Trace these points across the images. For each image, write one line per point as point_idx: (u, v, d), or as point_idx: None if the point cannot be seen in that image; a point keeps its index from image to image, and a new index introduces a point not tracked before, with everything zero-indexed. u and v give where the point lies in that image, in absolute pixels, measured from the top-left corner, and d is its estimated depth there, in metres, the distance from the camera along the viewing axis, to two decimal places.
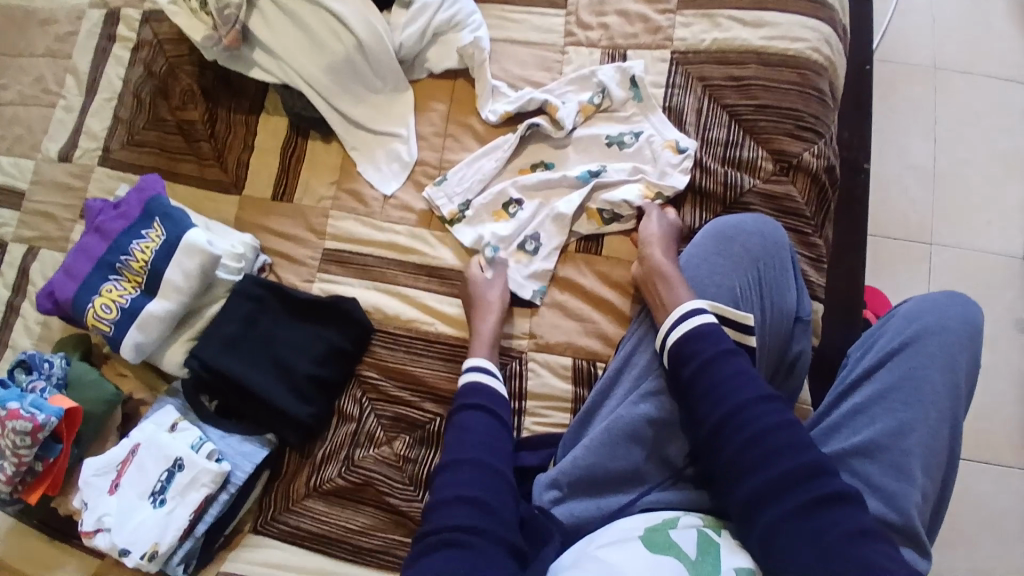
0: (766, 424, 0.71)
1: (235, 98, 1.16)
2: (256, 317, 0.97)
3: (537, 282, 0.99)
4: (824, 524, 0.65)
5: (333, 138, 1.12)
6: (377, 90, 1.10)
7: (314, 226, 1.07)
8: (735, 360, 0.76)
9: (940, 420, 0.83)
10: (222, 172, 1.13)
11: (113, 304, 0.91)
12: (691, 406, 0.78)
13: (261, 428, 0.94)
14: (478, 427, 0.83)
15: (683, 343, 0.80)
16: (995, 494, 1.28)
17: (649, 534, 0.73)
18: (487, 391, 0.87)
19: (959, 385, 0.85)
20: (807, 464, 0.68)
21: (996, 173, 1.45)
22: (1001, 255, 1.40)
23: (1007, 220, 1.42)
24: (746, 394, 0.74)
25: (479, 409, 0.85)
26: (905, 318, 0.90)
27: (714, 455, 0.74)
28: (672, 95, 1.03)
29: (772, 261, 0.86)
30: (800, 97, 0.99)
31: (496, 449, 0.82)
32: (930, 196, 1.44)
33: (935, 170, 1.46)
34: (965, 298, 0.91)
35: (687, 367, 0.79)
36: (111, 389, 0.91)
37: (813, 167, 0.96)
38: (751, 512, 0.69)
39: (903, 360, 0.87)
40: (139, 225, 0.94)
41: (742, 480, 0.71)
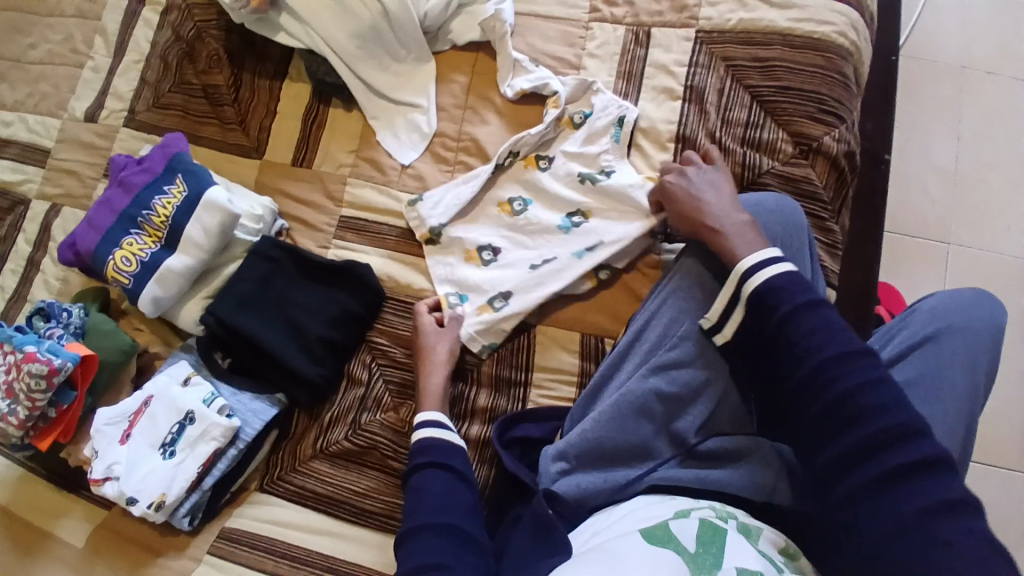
0: (857, 378, 0.68)
1: (259, 63, 1.17)
2: (270, 279, 0.98)
3: (486, 335, 0.97)
4: (904, 495, 0.63)
5: (353, 106, 1.13)
6: (401, 59, 1.11)
7: (331, 193, 1.08)
8: (823, 313, 0.73)
9: (957, 419, 0.82)
10: (242, 136, 1.14)
11: (132, 257, 0.92)
12: (774, 360, 0.75)
13: (271, 387, 0.95)
14: (435, 486, 0.81)
15: (762, 295, 0.76)
16: (1002, 498, 1.26)
17: (648, 528, 0.69)
18: (440, 445, 0.85)
19: (978, 386, 0.84)
20: (892, 429, 0.65)
21: (1020, 176, 1.42)
22: (1022, 259, 1.38)
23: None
24: (828, 350, 0.71)
25: (433, 466, 0.83)
26: (930, 313, 0.88)
27: (801, 408, 0.71)
28: (695, 74, 1.02)
29: (791, 240, 0.85)
30: (824, 80, 0.98)
31: (456, 505, 0.79)
32: (951, 197, 1.42)
33: (957, 170, 1.43)
34: (992, 299, 0.89)
35: (769, 319, 0.75)
36: (127, 341, 0.93)
37: (833, 151, 0.95)
38: (832, 473, 0.67)
39: (925, 356, 0.85)
40: (162, 181, 0.96)
41: (824, 441, 0.68)
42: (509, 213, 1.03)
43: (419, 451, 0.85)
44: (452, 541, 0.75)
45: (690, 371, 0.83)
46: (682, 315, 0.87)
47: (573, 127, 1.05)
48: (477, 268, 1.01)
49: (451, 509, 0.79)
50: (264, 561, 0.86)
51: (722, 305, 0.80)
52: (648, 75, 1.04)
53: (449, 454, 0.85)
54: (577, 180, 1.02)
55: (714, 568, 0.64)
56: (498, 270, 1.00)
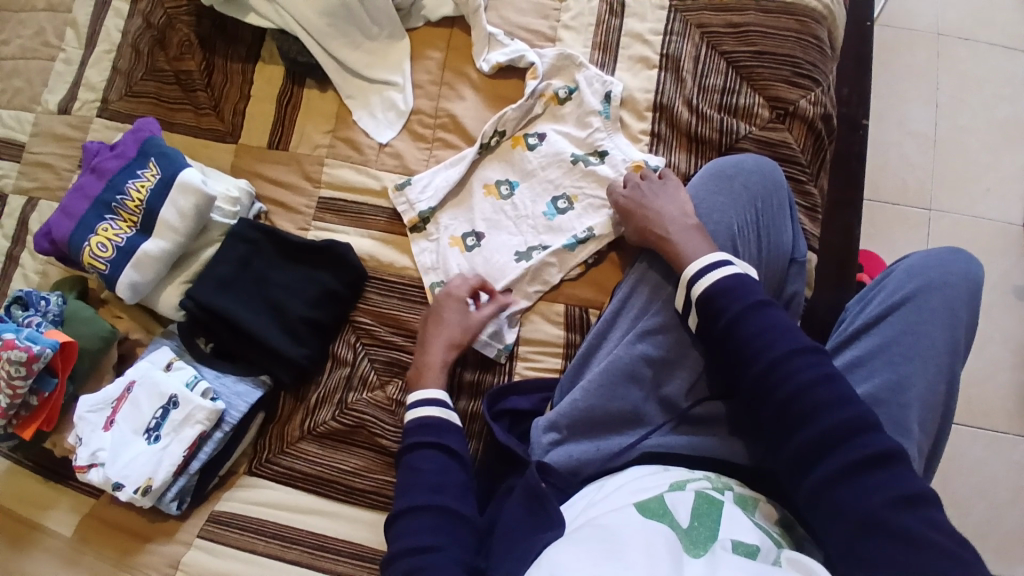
0: (803, 376, 0.70)
1: (231, 47, 1.16)
2: (249, 260, 0.97)
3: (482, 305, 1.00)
4: (865, 487, 0.65)
5: (328, 86, 1.12)
6: (374, 36, 1.09)
7: (309, 174, 1.07)
8: (768, 313, 0.75)
9: (938, 376, 0.82)
10: (217, 121, 1.13)
11: (109, 243, 0.91)
12: (728, 358, 0.76)
13: (255, 368, 0.94)
14: (429, 464, 0.80)
15: (710, 298, 0.78)
16: (986, 458, 1.29)
17: (642, 502, 0.70)
18: (439, 425, 0.84)
19: (959, 341, 0.83)
20: (846, 421, 0.67)
21: (996, 141, 1.43)
22: (998, 222, 1.39)
23: (1006, 188, 1.41)
24: (778, 348, 0.72)
25: (427, 447, 0.82)
26: (906, 273, 0.88)
27: (758, 401, 0.73)
28: (670, 42, 1.01)
29: (771, 201, 0.86)
30: (798, 44, 0.97)
31: (450, 486, 0.79)
32: (929, 164, 1.42)
33: (935, 137, 1.44)
34: (966, 253, 0.88)
35: (717, 321, 0.77)
36: (106, 327, 0.91)
37: (810, 113, 0.95)
38: (798, 472, 0.70)
39: (904, 314, 0.85)
40: (135, 165, 0.94)
41: (789, 434, 0.70)
42: (496, 197, 1.03)
43: (416, 428, 0.84)
44: (443, 520, 0.76)
45: (674, 336, 0.85)
46: (661, 285, 0.88)
47: (558, 103, 1.04)
48: (462, 254, 1.01)
49: (443, 490, 0.78)
50: (254, 543, 0.86)
51: (685, 297, 0.82)
52: (623, 45, 1.04)
53: (445, 431, 0.83)
54: (568, 162, 1.01)
55: (710, 538, 0.65)
56: (483, 255, 1.00)
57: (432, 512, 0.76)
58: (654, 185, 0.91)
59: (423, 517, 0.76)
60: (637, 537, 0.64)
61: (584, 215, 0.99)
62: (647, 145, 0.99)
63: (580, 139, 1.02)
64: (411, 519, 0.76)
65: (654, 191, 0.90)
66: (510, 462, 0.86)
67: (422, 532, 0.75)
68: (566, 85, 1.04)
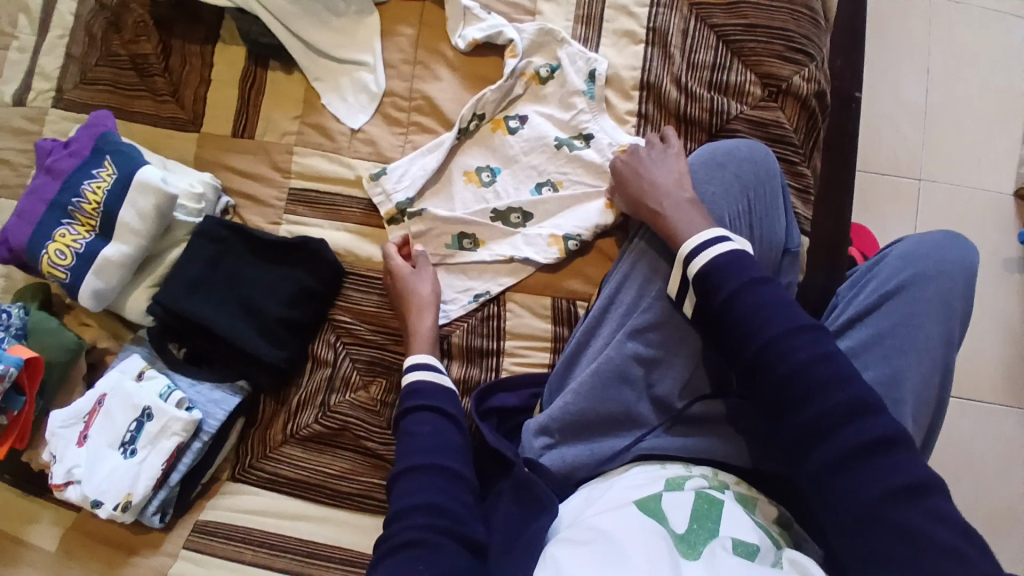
0: (801, 355, 0.68)
1: (188, 28, 1.08)
2: (219, 261, 0.92)
3: (468, 295, 0.96)
4: (866, 473, 0.63)
5: (294, 68, 1.04)
6: (341, 13, 1.02)
7: (278, 164, 1.02)
8: (764, 289, 0.72)
9: (931, 367, 0.81)
10: (177, 108, 1.06)
11: (67, 250, 0.85)
12: (725, 338, 0.74)
13: (231, 375, 0.91)
14: (422, 426, 0.80)
15: (705, 276, 0.75)
16: (972, 427, 1.30)
17: (643, 500, 0.69)
18: (432, 389, 0.84)
19: (954, 332, 0.83)
20: (849, 401, 0.65)
21: (987, 108, 1.39)
22: (990, 191, 1.36)
23: (997, 157, 1.37)
24: (775, 325, 0.70)
25: (423, 409, 0.82)
26: (901, 259, 0.86)
27: (755, 380, 0.71)
28: (657, 14, 0.95)
29: (762, 189, 0.82)
30: (792, 15, 0.92)
31: (447, 447, 0.78)
32: (920, 134, 1.38)
33: (927, 105, 1.39)
34: (965, 240, 0.86)
35: (713, 298, 0.74)
36: (73, 338, 0.87)
37: (804, 91, 0.90)
38: (796, 455, 0.68)
39: (898, 304, 0.84)
40: (90, 164, 0.88)
41: (786, 416, 0.68)
42: (477, 184, 0.98)
43: (410, 391, 0.84)
44: (437, 480, 0.75)
45: (665, 333, 0.82)
46: (653, 275, 0.85)
47: (539, 83, 0.98)
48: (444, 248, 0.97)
49: (441, 451, 0.78)
50: (242, 552, 0.84)
51: (680, 278, 0.79)
52: (607, 18, 0.97)
53: (439, 396, 0.84)
54: (551, 146, 0.96)
55: (713, 531, 0.65)
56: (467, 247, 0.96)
57: (429, 473, 0.75)
58: (650, 153, 0.87)
59: (418, 479, 0.75)
60: (630, 540, 0.63)
61: (569, 203, 0.95)
62: (634, 127, 0.95)
63: (564, 122, 0.96)
64: (406, 483, 0.75)
65: (653, 160, 0.87)
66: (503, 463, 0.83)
67: (416, 494, 0.73)
68: (547, 63, 0.98)
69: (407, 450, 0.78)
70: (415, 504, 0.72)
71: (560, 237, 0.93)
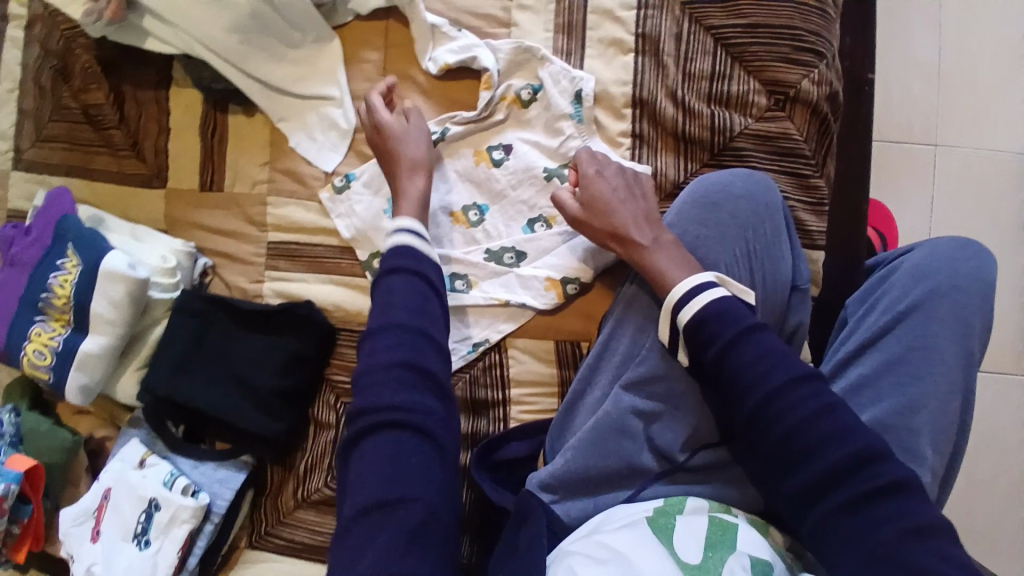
0: (800, 410, 0.67)
1: (139, 71, 0.98)
2: (203, 336, 0.88)
3: (466, 344, 0.91)
4: (874, 519, 0.63)
5: (254, 109, 0.96)
6: (297, 44, 0.92)
7: (252, 217, 0.94)
8: (759, 338, 0.71)
9: (951, 393, 0.74)
10: (139, 163, 0.98)
11: (45, 349, 0.84)
12: (720, 390, 0.73)
13: (234, 451, 0.89)
14: (399, 292, 0.74)
15: (698, 325, 0.74)
16: (996, 404, 1.25)
17: (655, 519, 0.71)
18: (413, 250, 0.77)
19: (973, 352, 0.75)
20: (853, 452, 0.65)
21: (1005, 62, 1.26)
22: (1010, 153, 1.26)
23: (1018, 114, 1.26)
24: (772, 378, 0.69)
25: (404, 271, 0.75)
26: (912, 273, 0.80)
27: (756, 437, 0.70)
28: (645, 18, 0.85)
29: (762, 228, 0.78)
30: (799, 9, 0.81)
31: (426, 314, 0.73)
32: (934, 97, 1.26)
33: (941, 64, 1.26)
34: (981, 249, 0.80)
35: (707, 350, 0.73)
36: (67, 437, 0.87)
37: (814, 97, 0.81)
38: (799, 509, 0.67)
39: (911, 325, 0.76)
40: (54, 255, 0.85)
41: (788, 473, 0.68)
42: (465, 227, 0.91)
43: (392, 256, 0.77)
44: (413, 340, 0.70)
45: (665, 385, 0.80)
46: (645, 325, 0.83)
47: (521, 106, 0.90)
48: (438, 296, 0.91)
49: (419, 313, 0.72)
50: None
51: (670, 326, 0.77)
52: (591, 25, 0.88)
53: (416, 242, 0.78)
54: (541, 177, 0.89)
55: (729, 552, 0.67)
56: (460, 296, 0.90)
57: (404, 334, 0.70)
58: (614, 170, 0.83)
59: (392, 343, 0.70)
60: (648, 560, 0.64)
61: (563, 240, 0.90)
62: (628, 149, 0.86)
63: (551, 149, 0.89)
64: (376, 344, 0.70)
65: (610, 183, 0.82)
66: (505, 515, 0.81)
67: (389, 357, 0.68)
68: (526, 83, 0.89)
69: (385, 308, 0.73)
70: (389, 367, 0.68)
71: (558, 281, 0.88)
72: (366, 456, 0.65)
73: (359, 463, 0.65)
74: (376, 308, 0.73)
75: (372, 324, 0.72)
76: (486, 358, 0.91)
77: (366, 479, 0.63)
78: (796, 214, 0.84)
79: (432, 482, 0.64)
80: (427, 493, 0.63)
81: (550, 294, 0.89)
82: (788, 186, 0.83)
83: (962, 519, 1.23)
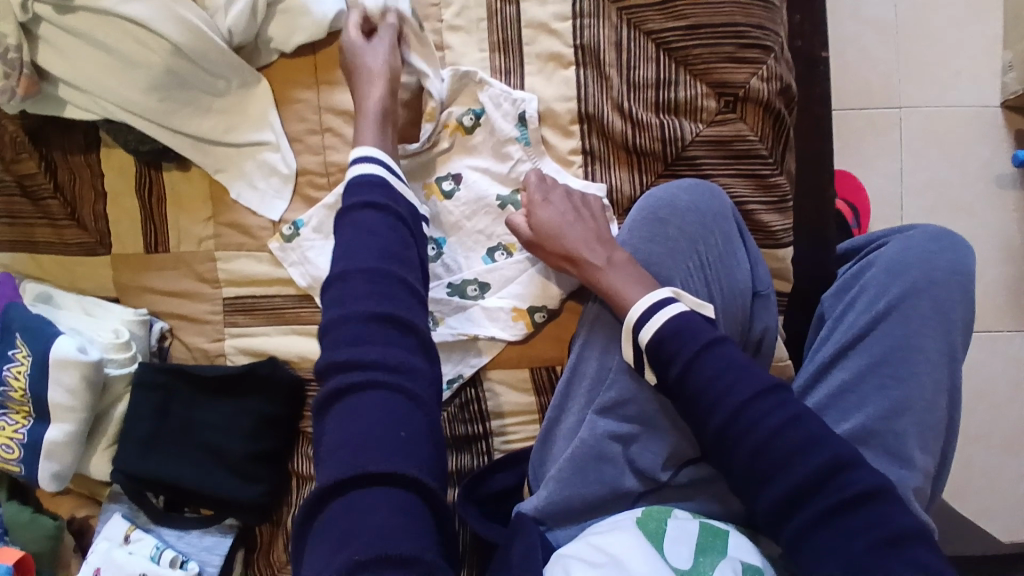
0: (767, 423, 0.67)
1: (65, 135, 0.94)
2: (167, 407, 0.87)
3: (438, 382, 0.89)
4: (848, 528, 0.63)
5: (189, 163, 0.92)
6: (222, 92, 0.88)
7: (203, 275, 0.92)
8: (720, 353, 0.71)
9: (935, 393, 0.72)
10: (81, 231, 0.95)
11: (12, 442, 0.82)
12: (685, 409, 0.73)
13: (217, 517, 0.88)
14: (370, 230, 0.67)
15: (659, 344, 0.73)
16: (987, 360, 1.23)
17: (644, 521, 0.72)
18: (384, 194, 0.72)
19: (956, 347, 0.73)
20: (821, 465, 0.65)
21: (967, 9, 1.21)
22: (981, 104, 1.21)
23: (984, 63, 1.21)
24: (738, 393, 0.69)
25: (374, 208, 0.69)
26: (887, 269, 0.77)
27: (725, 456, 0.70)
28: (582, 27, 0.81)
29: (711, 238, 0.76)
30: (739, 3, 0.77)
31: (399, 257, 0.67)
32: (897, 55, 1.21)
33: (901, 19, 1.21)
34: (957, 239, 0.77)
35: (670, 368, 0.72)
36: (50, 523, 0.87)
37: (765, 94, 0.77)
38: (773, 522, 0.67)
39: (890, 325, 0.74)
40: (3, 346, 0.83)
41: (762, 487, 0.68)
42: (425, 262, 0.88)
43: (357, 186, 0.72)
44: (387, 290, 0.63)
45: (637, 407, 0.79)
46: (611, 345, 0.81)
47: (465, 133, 0.86)
48: None
49: (393, 257, 0.66)
50: None
51: (631, 349, 0.76)
52: (527, 40, 0.83)
53: (393, 197, 0.72)
54: (495, 207, 0.86)
55: (720, 554, 0.68)
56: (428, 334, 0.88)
57: (379, 282, 0.63)
58: (560, 192, 0.81)
59: (367, 285, 0.63)
60: (643, 566, 0.66)
61: (526, 267, 0.87)
62: (581, 167, 0.84)
63: (502, 174, 0.85)
64: (346, 287, 0.63)
65: (558, 205, 0.80)
66: (495, 548, 0.81)
67: (367, 306, 0.62)
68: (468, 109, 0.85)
69: (353, 245, 0.66)
70: (368, 318, 0.61)
71: (524, 311, 0.86)
72: (350, 409, 0.57)
73: (342, 415, 0.57)
74: (343, 245, 0.67)
75: (340, 266, 0.65)
76: (460, 393, 0.90)
77: (346, 417, 0.57)
78: (757, 218, 0.81)
79: (422, 436, 0.58)
80: (417, 432, 0.58)
81: (518, 325, 0.87)
82: (747, 188, 0.80)
83: (956, 479, 1.23)
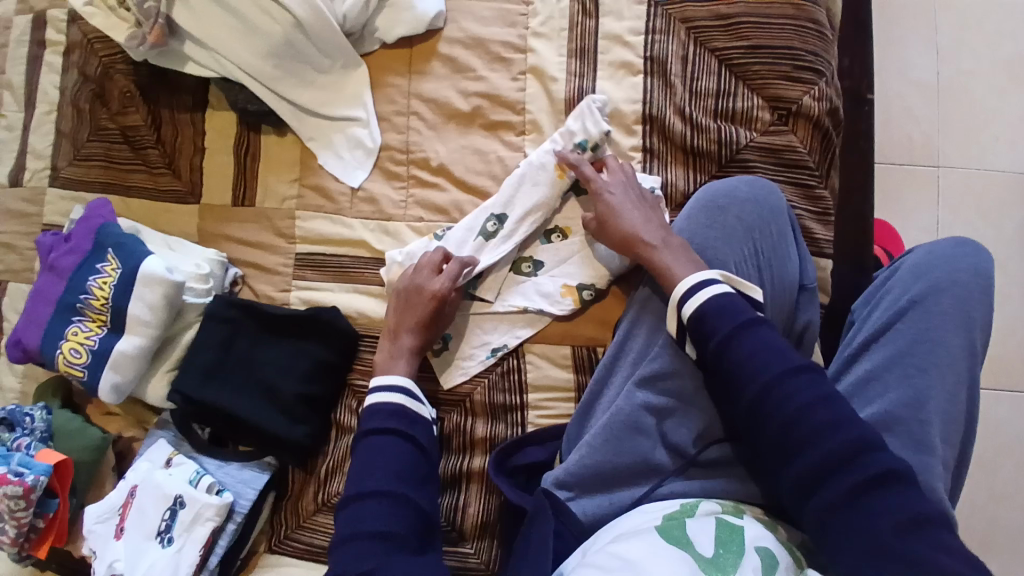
0: (800, 399, 0.69)
1: (174, 95, 1.05)
2: (231, 342, 0.93)
3: (483, 349, 0.94)
4: (873, 508, 0.64)
5: (285, 129, 1.02)
6: (327, 70, 1.00)
7: (281, 230, 0.99)
8: (759, 333, 0.74)
9: (956, 384, 0.75)
10: (174, 179, 1.04)
11: (81, 347, 0.89)
12: (722, 383, 0.75)
13: (256, 452, 0.91)
14: (389, 453, 0.76)
15: (700, 320, 0.77)
16: (1011, 419, 1.24)
17: (665, 524, 0.70)
18: (403, 409, 0.80)
19: (976, 343, 0.77)
20: (852, 441, 0.66)
21: (998, 85, 1.31)
22: (1005, 174, 1.29)
23: (1015, 134, 1.30)
24: (773, 368, 0.71)
25: (393, 432, 0.78)
26: (911, 272, 0.82)
27: (754, 431, 0.72)
28: (653, 42, 0.94)
29: (768, 229, 0.82)
30: (797, 32, 0.90)
31: (410, 477, 0.76)
32: (932, 118, 1.31)
33: (936, 87, 1.32)
34: (977, 245, 0.82)
35: (708, 344, 0.76)
36: (96, 435, 0.91)
37: (814, 111, 0.88)
38: (800, 498, 0.68)
39: (913, 320, 0.79)
40: (94, 260, 0.92)
41: (789, 461, 0.69)
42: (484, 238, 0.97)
43: (371, 415, 0.80)
44: (397, 512, 0.72)
45: (678, 383, 0.82)
46: (658, 326, 0.85)
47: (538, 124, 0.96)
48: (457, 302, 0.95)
49: (407, 479, 0.75)
50: None
51: (677, 323, 0.80)
52: (601, 50, 0.96)
53: (413, 422, 0.80)
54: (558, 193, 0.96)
55: (741, 551, 0.67)
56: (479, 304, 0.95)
57: (389, 504, 0.72)
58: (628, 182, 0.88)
59: (375, 511, 0.72)
60: (660, 562, 0.64)
61: (578, 249, 0.94)
62: (640, 162, 0.93)
63: None
64: (360, 509, 0.73)
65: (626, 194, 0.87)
66: (518, 517, 0.82)
67: (371, 527, 0.71)
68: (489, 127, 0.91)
69: (368, 470, 0.75)
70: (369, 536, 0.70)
71: (573, 287, 0.93)
72: None
73: None
74: (359, 469, 0.76)
75: (357, 488, 0.74)
76: (502, 364, 0.94)
77: None
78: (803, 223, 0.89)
79: None
80: None
81: (566, 300, 0.93)
82: (794, 195, 0.89)
83: (983, 536, 1.21)
